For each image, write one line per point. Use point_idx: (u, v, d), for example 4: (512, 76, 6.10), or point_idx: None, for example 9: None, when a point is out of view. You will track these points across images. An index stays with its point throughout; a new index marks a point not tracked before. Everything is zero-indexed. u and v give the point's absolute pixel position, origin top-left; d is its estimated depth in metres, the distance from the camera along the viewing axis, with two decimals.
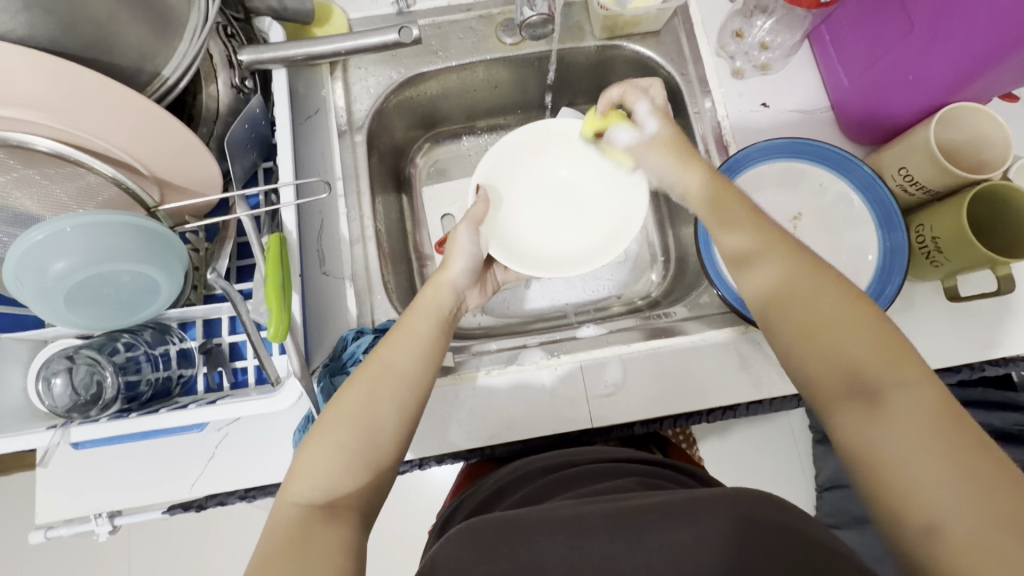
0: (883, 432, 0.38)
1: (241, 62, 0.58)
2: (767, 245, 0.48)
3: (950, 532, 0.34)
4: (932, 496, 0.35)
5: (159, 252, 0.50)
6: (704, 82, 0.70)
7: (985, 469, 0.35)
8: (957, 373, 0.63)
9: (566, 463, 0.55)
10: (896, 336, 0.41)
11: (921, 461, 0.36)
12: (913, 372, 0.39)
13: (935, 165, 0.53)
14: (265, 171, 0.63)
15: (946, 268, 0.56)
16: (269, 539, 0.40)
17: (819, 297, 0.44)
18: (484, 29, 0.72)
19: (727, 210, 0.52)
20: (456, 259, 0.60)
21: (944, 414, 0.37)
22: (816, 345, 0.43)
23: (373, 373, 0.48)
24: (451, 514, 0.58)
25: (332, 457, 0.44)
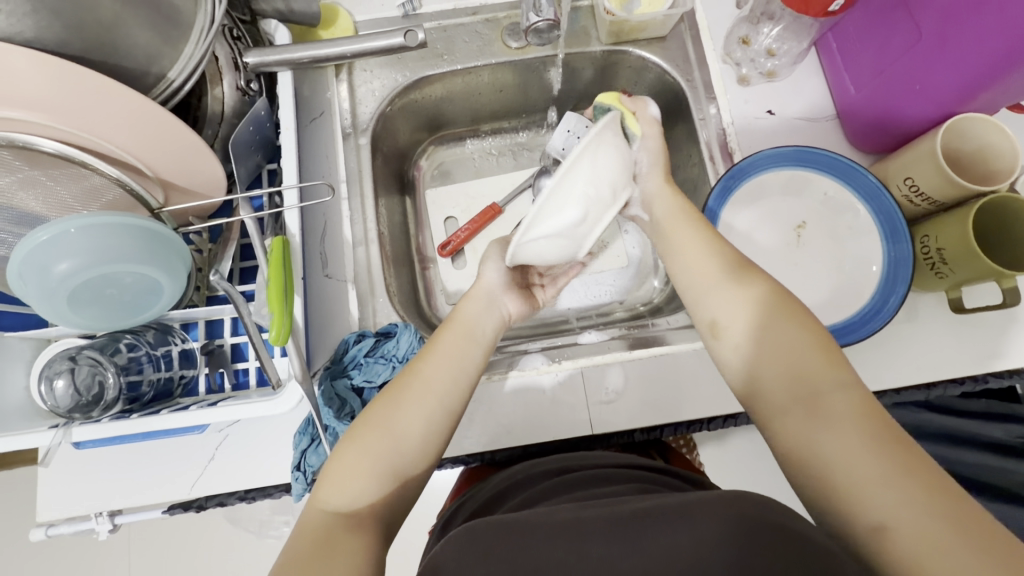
0: (822, 435, 0.41)
1: (246, 65, 0.58)
2: (723, 268, 0.52)
3: (894, 528, 0.36)
4: (874, 494, 0.38)
5: (163, 252, 0.50)
6: (709, 88, 0.69)
7: (917, 467, 0.38)
8: (960, 385, 0.62)
9: (568, 467, 0.55)
10: (834, 350, 0.45)
11: (860, 463, 0.39)
12: (848, 381, 0.43)
13: (940, 176, 0.53)
14: (269, 172, 0.63)
15: (951, 279, 0.56)
16: (296, 543, 0.41)
17: (767, 315, 0.48)
18: (490, 33, 0.72)
19: (689, 235, 0.56)
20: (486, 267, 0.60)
21: (876, 419, 0.41)
22: (763, 360, 0.47)
23: (403, 384, 0.50)
24: (452, 516, 0.58)
25: (361, 466, 0.45)
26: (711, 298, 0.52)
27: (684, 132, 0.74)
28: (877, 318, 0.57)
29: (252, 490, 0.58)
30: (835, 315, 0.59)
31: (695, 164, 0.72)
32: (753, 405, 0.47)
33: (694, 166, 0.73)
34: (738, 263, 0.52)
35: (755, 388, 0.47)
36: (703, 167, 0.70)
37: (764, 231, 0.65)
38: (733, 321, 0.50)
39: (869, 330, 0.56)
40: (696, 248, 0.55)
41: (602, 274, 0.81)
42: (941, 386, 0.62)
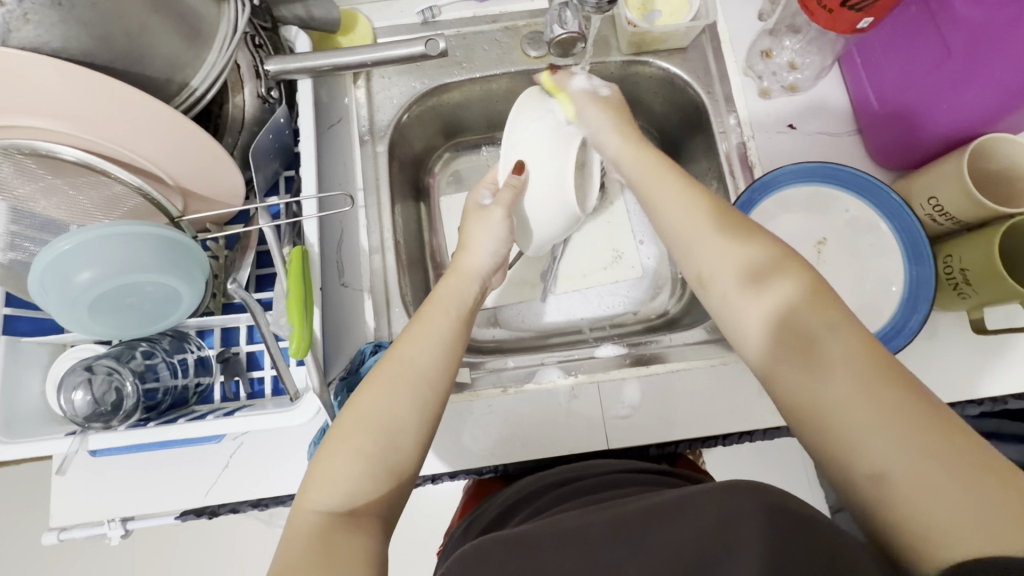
0: (816, 380, 0.40)
1: (267, 73, 0.57)
2: (708, 220, 0.50)
3: (893, 471, 0.35)
4: (870, 437, 0.37)
5: (179, 260, 0.49)
6: (730, 101, 0.69)
7: (916, 407, 0.37)
8: (979, 405, 0.62)
9: (572, 477, 0.54)
10: (829, 293, 0.43)
11: (858, 408, 0.38)
12: (845, 323, 0.41)
13: (966, 197, 0.52)
14: (286, 179, 0.63)
15: (973, 301, 0.55)
16: (290, 550, 0.40)
17: (754, 265, 0.46)
18: (509, 41, 0.72)
19: (671, 185, 0.53)
20: (479, 247, 0.60)
21: (875, 359, 0.39)
22: (754, 308, 0.45)
23: (391, 371, 0.48)
24: (463, 531, 0.58)
25: (352, 465, 0.44)
26: (699, 253, 0.49)
27: (703, 143, 0.73)
28: (899, 336, 0.56)
29: (264, 497, 0.58)
30: None
31: (713, 177, 0.72)
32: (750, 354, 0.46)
33: (712, 179, 0.72)
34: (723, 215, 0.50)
35: (750, 337, 0.46)
36: (722, 181, 0.69)
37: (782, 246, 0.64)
38: (721, 274, 0.48)
39: (892, 348, 0.56)
40: (676, 203, 0.52)
41: (617, 284, 0.80)
42: (960, 406, 0.61)
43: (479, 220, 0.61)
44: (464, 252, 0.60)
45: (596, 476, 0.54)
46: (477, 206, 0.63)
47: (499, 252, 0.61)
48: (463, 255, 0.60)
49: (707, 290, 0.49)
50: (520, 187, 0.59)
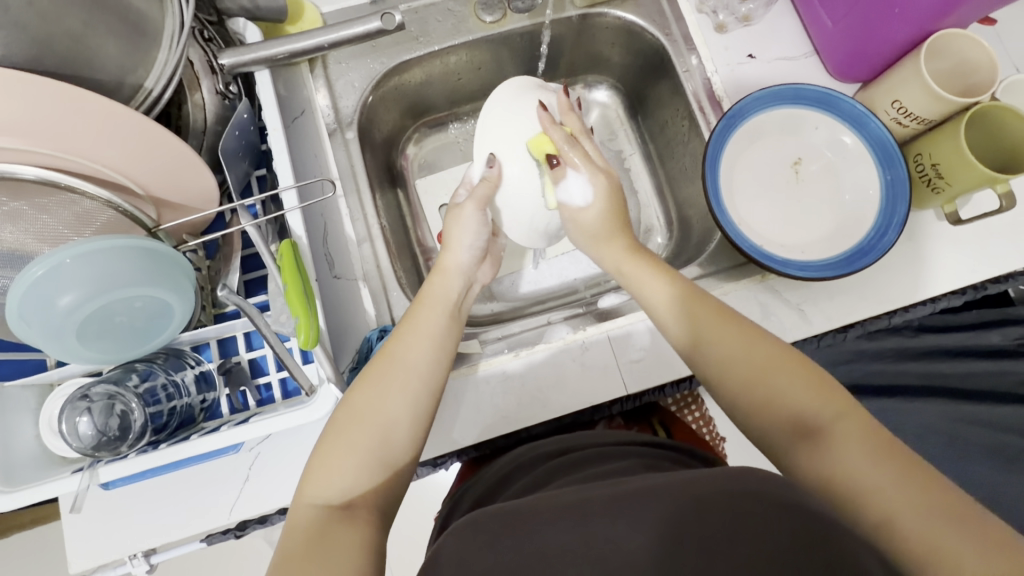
0: (830, 459, 0.40)
1: (222, 67, 0.55)
2: (717, 317, 0.49)
3: (911, 534, 0.35)
4: (888, 503, 0.36)
5: (160, 268, 0.47)
6: (689, 40, 0.70)
7: (921, 476, 0.37)
8: (964, 296, 0.64)
9: (574, 445, 0.55)
10: (832, 384, 0.44)
11: (874, 486, 0.37)
12: (846, 409, 0.42)
13: (928, 94, 0.54)
14: (257, 179, 0.61)
15: (947, 194, 0.58)
16: (287, 544, 0.40)
17: (756, 362, 0.46)
18: (462, 9, 0.70)
19: (673, 276, 0.54)
20: (459, 244, 0.58)
21: (884, 443, 0.39)
22: (757, 406, 0.45)
23: (385, 368, 0.48)
24: (448, 514, 0.59)
25: (349, 455, 0.44)
26: (648, 289, 0.54)
27: (668, 87, 0.74)
28: (886, 237, 0.58)
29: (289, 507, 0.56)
30: (842, 246, 0.61)
31: (683, 118, 0.73)
32: (751, 435, 0.46)
33: (682, 120, 0.73)
34: (714, 308, 0.50)
35: (755, 424, 0.45)
36: (693, 119, 0.70)
37: (761, 172, 0.66)
38: (704, 354, 0.48)
39: (887, 243, 0.57)
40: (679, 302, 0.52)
41: None
42: (947, 298, 0.64)
43: (455, 215, 0.59)
44: (448, 248, 0.58)
45: (586, 447, 0.55)
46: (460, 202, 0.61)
47: (479, 246, 0.60)
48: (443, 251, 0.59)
49: (716, 388, 0.48)
50: (497, 182, 0.59)
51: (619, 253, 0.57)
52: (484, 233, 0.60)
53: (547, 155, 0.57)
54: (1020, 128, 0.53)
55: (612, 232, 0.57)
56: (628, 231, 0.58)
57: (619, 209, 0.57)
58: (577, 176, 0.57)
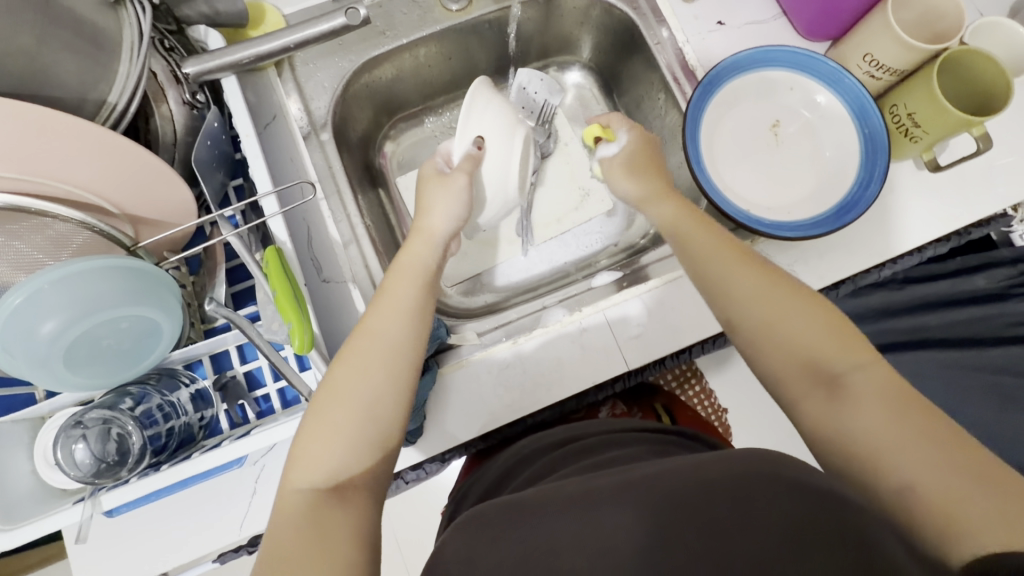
0: (844, 413, 0.41)
1: (187, 76, 0.53)
2: (738, 262, 0.50)
3: (925, 489, 0.35)
4: (902, 458, 0.37)
5: (148, 287, 0.46)
6: (657, 12, 0.70)
7: (935, 428, 0.38)
8: (948, 242, 0.67)
9: (576, 435, 0.55)
10: (850, 331, 0.45)
11: (884, 436, 0.38)
12: (865, 362, 0.43)
13: (898, 44, 0.55)
14: (235, 189, 0.60)
15: (924, 141, 0.59)
16: (279, 530, 0.40)
17: (779, 305, 0.46)
18: (426, 0, 0.69)
19: (692, 224, 0.54)
20: (437, 211, 0.58)
21: (901, 397, 0.40)
22: (777, 348, 0.45)
23: (363, 346, 0.47)
24: (459, 501, 0.59)
25: (335, 437, 0.43)
26: (651, 208, 0.58)
27: (641, 62, 0.74)
28: (868, 192, 0.58)
29: None
30: (826, 204, 0.61)
31: (659, 91, 0.73)
32: (755, 368, 0.47)
33: (658, 94, 0.73)
34: (727, 241, 0.52)
35: (760, 358, 0.46)
36: (669, 91, 0.70)
37: (742, 137, 0.66)
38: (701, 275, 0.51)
39: (871, 196, 0.58)
40: (698, 249, 0.52)
41: (589, 223, 0.80)
42: (933, 244, 0.66)
43: (437, 185, 0.59)
44: (424, 216, 0.58)
45: (599, 434, 0.54)
46: (437, 175, 0.60)
47: (460, 216, 0.59)
48: (422, 218, 0.58)
49: (734, 331, 0.48)
50: (480, 159, 0.59)
51: (637, 176, 0.61)
52: (463, 206, 0.59)
53: (597, 137, 0.64)
54: (990, 69, 0.54)
55: (645, 165, 0.61)
56: (662, 169, 0.62)
57: (647, 154, 0.63)
58: (622, 140, 0.64)
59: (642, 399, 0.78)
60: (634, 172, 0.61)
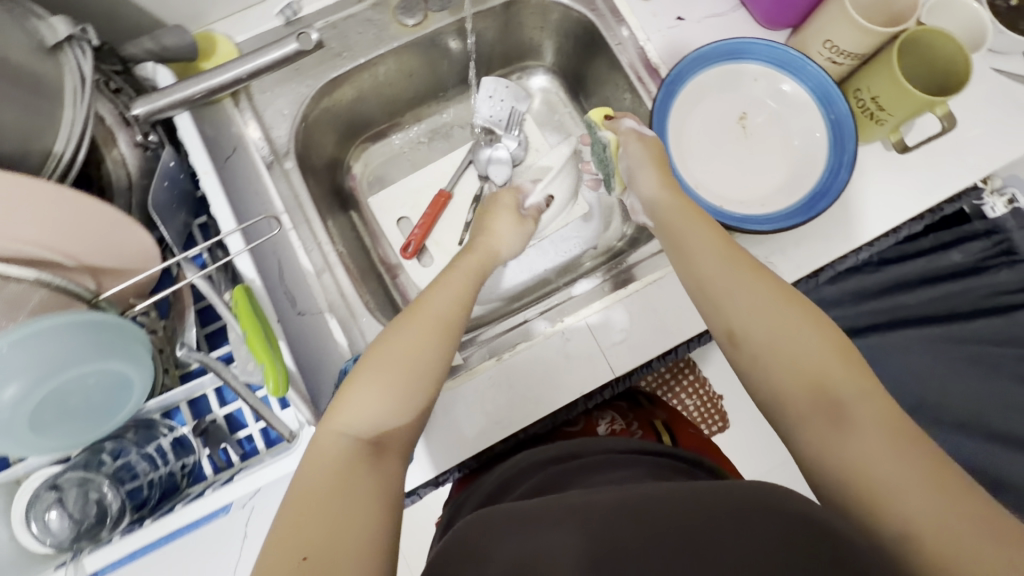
0: (842, 440, 0.39)
1: (137, 117, 0.52)
2: (747, 273, 0.48)
3: (921, 533, 0.34)
4: (904, 499, 0.35)
5: (115, 341, 0.45)
6: (616, 12, 0.69)
7: (935, 467, 0.36)
8: (922, 220, 0.68)
9: (574, 453, 0.54)
10: (854, 356, 0.43)
11: (886, 473, 0.36)
12: (868, 390, 0.40)
13: (857, 29, 0.54)
14: (200, 228, 0.59)
15: (890, 124, 0.59)
16: (320, 468, 0.41)
17: (785, 322, 0.45)
18: (382, 18, 0.68)
19: (693, 235, 0.52)
20: (512, 233, 0.68)
21: (903, 430, 0.38)
22: (781, 366, 0.43)
23: (420, 315, 0.51)
24: (455, 512, 0.57)
25: (384, 390, 0.46)
26: (648, 186, 0.58)
27: (604, 63, 0.73)
28: (838, 178, 0.59)
29: None
30: (798, 193, 0.61)
31: (624, 91, 0.72)
32: (752, 381, 0.45)
33: (624, 94, 0.72)
34: (724, 244, 0.51)
35: (761, 372, 0.44)
36: (634, 91, 0.70)
37: (710, 132, 0.65)
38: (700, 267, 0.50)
39: (842, 182, 0.58)
40: (706, 257, 0.51)
41: (566, 228, 0.80)
42: (908, 223, 0.66)
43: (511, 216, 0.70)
44: (498, 224, 0.68)
45: (599, 453, 0.54)
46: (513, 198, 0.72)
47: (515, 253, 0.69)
48: (496, 225, 0.68)
49: (735, 343, 0.47)
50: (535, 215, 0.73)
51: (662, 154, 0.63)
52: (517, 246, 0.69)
53: (606, 117, 0.64)
54: (949, 48, 0.53)
55: (660, 157, 0.58)
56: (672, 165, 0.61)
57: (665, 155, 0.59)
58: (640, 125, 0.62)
59: (642, 406, 0.74)
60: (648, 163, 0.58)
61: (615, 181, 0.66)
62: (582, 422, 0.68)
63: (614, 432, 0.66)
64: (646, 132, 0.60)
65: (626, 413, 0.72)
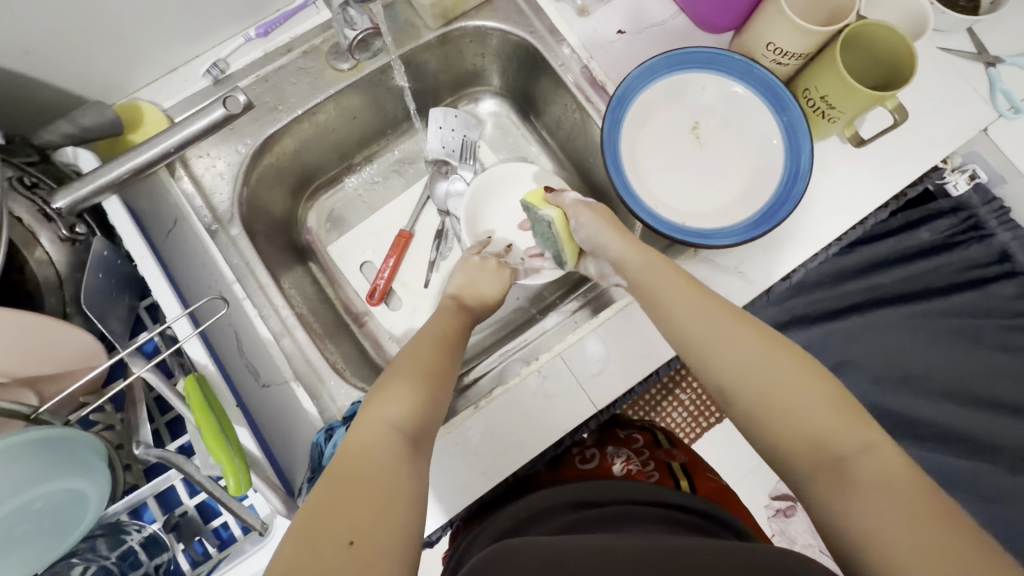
0: (848, 504, 0.38)
1: (60, 211, 0.49)
2: (733, 323, 0.48)
3: None
4: (908, 557, 0.34)
5: (65, 459, 0.42)
6: (555, 31, 0.67)
7: (947, 522, 0.35)
8: (888, 207, 0.67)
9: (590, 499, 0.55)
10: (849, 405, 0.43)
11: (896, 535, 0.35)
12: (868, 441, 0.40)
13: (797, 31, 0.53)
14: (148, 309, 0.56)
15: (842, 120, 0.58)
16: (364, 453, 0.41)
17: (777, 374, 0.45)
18: (314, 65, 0.66)
19: (674, 287, 0.52)
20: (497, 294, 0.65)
21: (909, 486, 0.38)
22: (780, 423, 0.43)
23: (428, 337, 0.54)
24: (465, 548, 0.55)
25: (412, 388, 0.47)
26: (614, 245, 0.58)
27: (550, 83, 0.71)
28: (799, 180, 0.58)
29: None
30: (760, 200, 0.60)
31: (574, 110, 0.70)
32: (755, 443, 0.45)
33: (574, 113, 0.71)
34: (701, 293, 0.51)
35: (764, 435, 0.44)
36: (583, 110, 0.68)
37: (665, 145, 0.64)
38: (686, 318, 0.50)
39: (797, 194, 0.57)
40: (689, 308, 0.50)
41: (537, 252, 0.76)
42: (875, 211, 0.66)
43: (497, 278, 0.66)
44: (480, 291, 0.65)
45: (615, 503, 0.55)
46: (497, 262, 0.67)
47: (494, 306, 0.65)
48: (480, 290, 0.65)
49: (727, 401, 0.47)
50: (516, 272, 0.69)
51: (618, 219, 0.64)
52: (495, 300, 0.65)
53: (541, 194, 0.66)
54: (891, 39, 0.52)
55: (617, 223, 0.60)
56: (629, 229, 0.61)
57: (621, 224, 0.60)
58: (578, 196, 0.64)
59: (662, 446, 0.70)
60: (612, 227, 0.59)
61: (567, 254, 0.65)
62: (597, 460, 0.66)
63: (629, 474, 0.63)
64: (590, 200, 0.62)
65: (643, 451, 0.68)
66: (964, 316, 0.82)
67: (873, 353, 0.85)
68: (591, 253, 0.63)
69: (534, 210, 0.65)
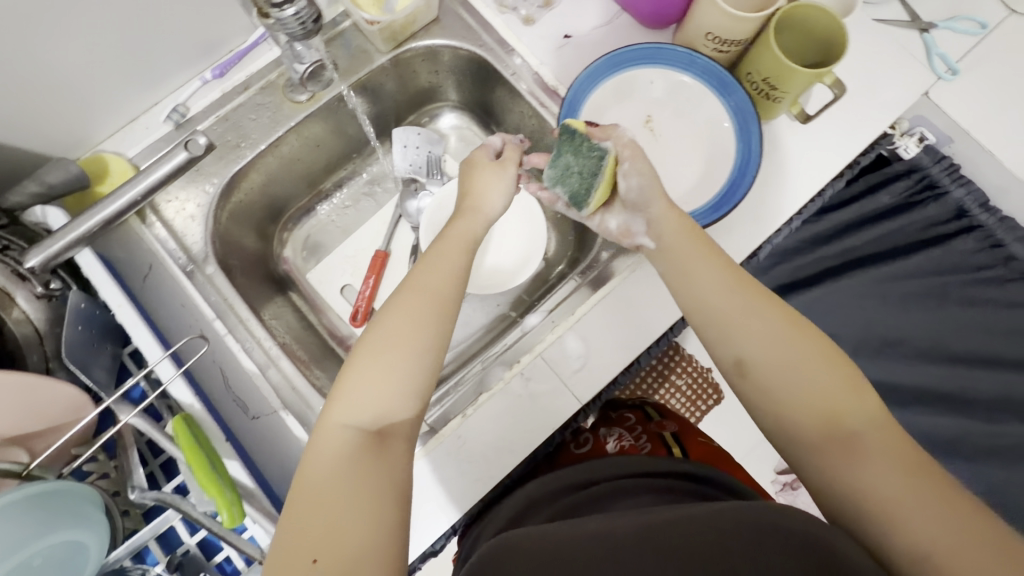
0: (857, 468, 0.41)
1: (34, 269, 0.50)
2: (753, 299, 0.49)
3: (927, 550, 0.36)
4: (911, 515, 0.37)
5: (60, 511, 0.43)
6: (503, 43, 0.69)
7: (946, 490, 0.38)
8: (843, 177, 0.69)
9: (589, 479, 0.56)
10: (858, 381, 0.45)
11: (899, 498, 0.38)
12: (873, 416, 0.43)
13: (731, 20, 0.55)
14: (132, 355, 0.57)
15: (786, 99, 0.59)
16: (327, 466, 0.42)
17: (789, 349, 0.46)
18: (272, 99, 0.67)
19: (691, 262, 0.52)
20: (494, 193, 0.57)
21: (912, 458, 0.41)
22: (787, 392, 0.45)
23: (413, 299, 0.49)
24: (470, 546, 0.56)
25: (380, 377, 0.45)
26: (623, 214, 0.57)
27: (505, 92, 0.73)
28: (750, 165, 0.60)
29: None
30: (716, 186, 0.62)
31: (531, 116, 0.72)
32: (759, 407, 0.47)
33: (531, 119, 0.73)
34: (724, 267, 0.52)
35: (781, 402, 0.45)
36: (539, 115, 0.70)
37: None
38: (700, 293, 0.51)
39: (749, 178, 0.59)
40: (711, 282, 0.51)
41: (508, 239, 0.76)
42: (831, 183, 0.68)
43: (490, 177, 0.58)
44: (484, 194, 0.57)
45: (611, 477, 0.55)
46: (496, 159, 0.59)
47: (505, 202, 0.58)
48: (472, 198, 0.57)
49: (744, 368, 0.48)
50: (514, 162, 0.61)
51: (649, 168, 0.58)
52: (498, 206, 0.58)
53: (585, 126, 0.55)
54: (821, 18, 0.54)
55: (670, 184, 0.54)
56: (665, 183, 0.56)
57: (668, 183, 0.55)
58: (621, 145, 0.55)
59: (653, 419, 0.71)
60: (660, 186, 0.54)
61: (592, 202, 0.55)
62: (591, 441, 0.67)
63: (622, 449, 0.65)
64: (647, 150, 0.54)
65: (635, 427, 0.69)
66: (932, 276, 0.84)
67: (851, 321, 0.87)
68: (625, 206, 0.56)
69: (580, 137, 0.55)
